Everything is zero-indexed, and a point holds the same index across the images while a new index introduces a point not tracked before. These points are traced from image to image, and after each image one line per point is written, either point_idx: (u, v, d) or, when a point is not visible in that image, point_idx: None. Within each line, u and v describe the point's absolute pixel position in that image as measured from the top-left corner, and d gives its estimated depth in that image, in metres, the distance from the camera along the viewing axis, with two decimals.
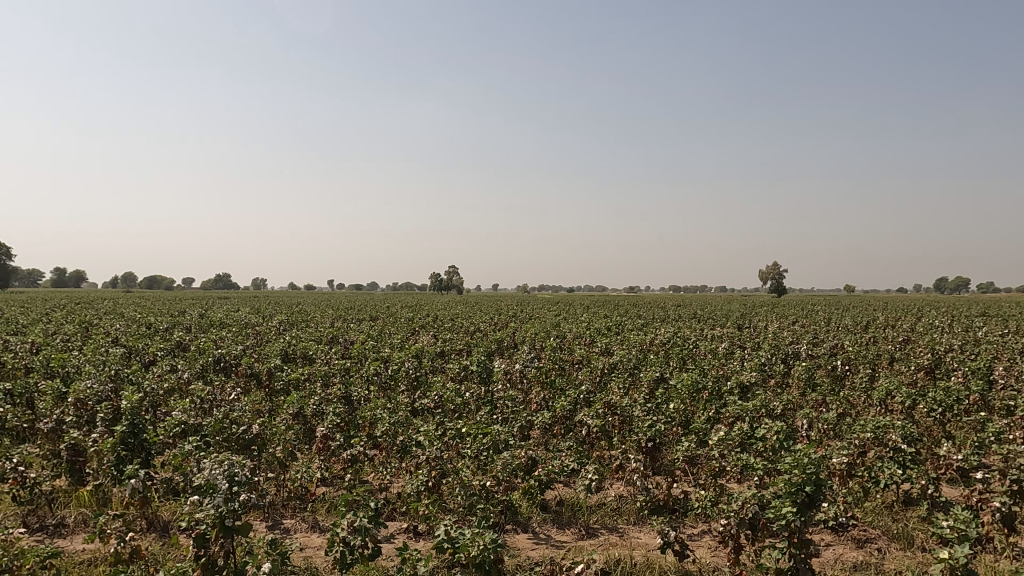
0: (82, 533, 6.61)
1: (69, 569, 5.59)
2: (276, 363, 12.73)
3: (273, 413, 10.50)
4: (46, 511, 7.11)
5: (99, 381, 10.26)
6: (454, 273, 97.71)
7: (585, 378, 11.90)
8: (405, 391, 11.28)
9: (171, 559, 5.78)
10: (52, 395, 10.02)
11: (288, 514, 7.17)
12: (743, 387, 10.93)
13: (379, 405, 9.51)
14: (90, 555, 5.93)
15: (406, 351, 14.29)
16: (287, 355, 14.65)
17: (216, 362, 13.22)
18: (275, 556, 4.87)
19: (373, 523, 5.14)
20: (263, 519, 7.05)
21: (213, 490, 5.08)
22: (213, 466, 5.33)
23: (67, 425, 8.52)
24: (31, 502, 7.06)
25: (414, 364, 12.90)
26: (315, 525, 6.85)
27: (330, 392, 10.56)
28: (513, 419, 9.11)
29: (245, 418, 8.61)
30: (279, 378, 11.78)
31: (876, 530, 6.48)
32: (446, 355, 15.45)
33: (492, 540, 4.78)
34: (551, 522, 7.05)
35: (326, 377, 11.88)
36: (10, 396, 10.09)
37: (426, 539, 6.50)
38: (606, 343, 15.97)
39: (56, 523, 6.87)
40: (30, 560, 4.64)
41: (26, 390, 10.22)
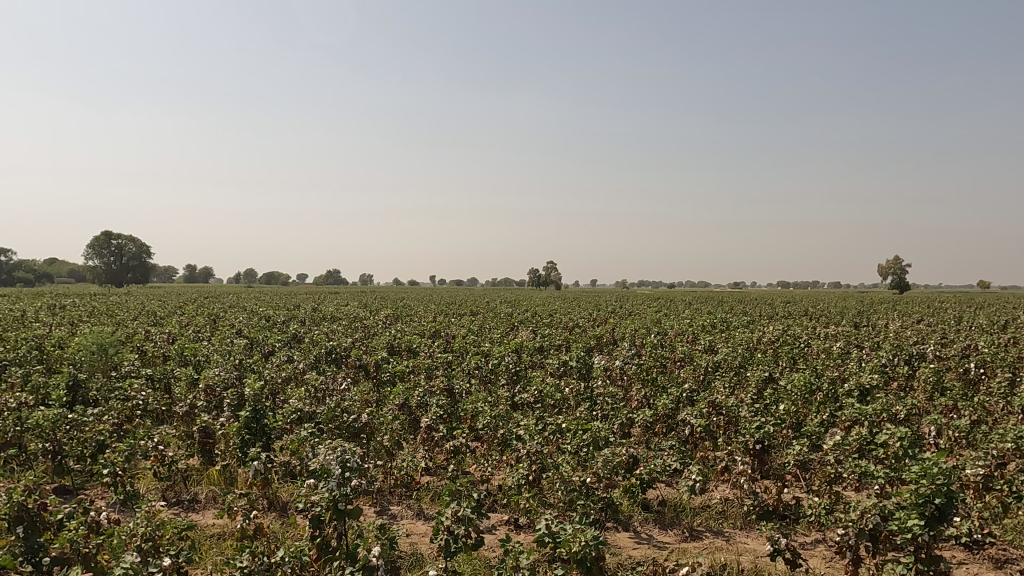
0: (212, 509, 7.18)
1: (201, 541, 6.08)
2: (383, 356, 13.27)
3: (380, 404, 10.96)
4: (181, 487, 7.76)
5: (226, 369, 11.07)
6: (553, 269, 97.80)
7: (688, 376, 11.58)
8: (505, 386, 11.42)
9: (289, 538, 6.16)
10: (186, 380, 10.96)
11: (395, 501, 7.46)
12: (862, 390, 10.21)
13: (480, 398, 9.65)
14: (219, 530, 6.43)
15: (506, 345, 14.43)
16: (393, 349, 15.21)
17: (328, 353, 14.00)
18: (383, 540, 5.05)
19: (476, 514, 5.25)
20: (372, 504, 7.38)
21: (327, 474, 5.37)
22: (326, 451, 5.62)
23: (199, 409, 9.29)
24: (169, 479, 7.75)
25: (514, 358, 13.00)
26: (420, 513, 7.09)
27: (434, 384, 10.83)
28: (613, 416, 9.01)
29: (355, 407, 8.98)
30: (386, 370, 12.25)
31: (1018, 550, 5.89)
32: (544, 350, 15.48)
33: (594, 538, 4.72)
34: (653, 522, 6.92)
35: (430, 371, 12.19)
36: (152, 381, 11.13)
37: (526, 532, 6.58)
38: (710, 341, 15.44)
39: (190, 498, 7.50)
40: (168, 531, 5.10)
41: (164, 375, 11.23)
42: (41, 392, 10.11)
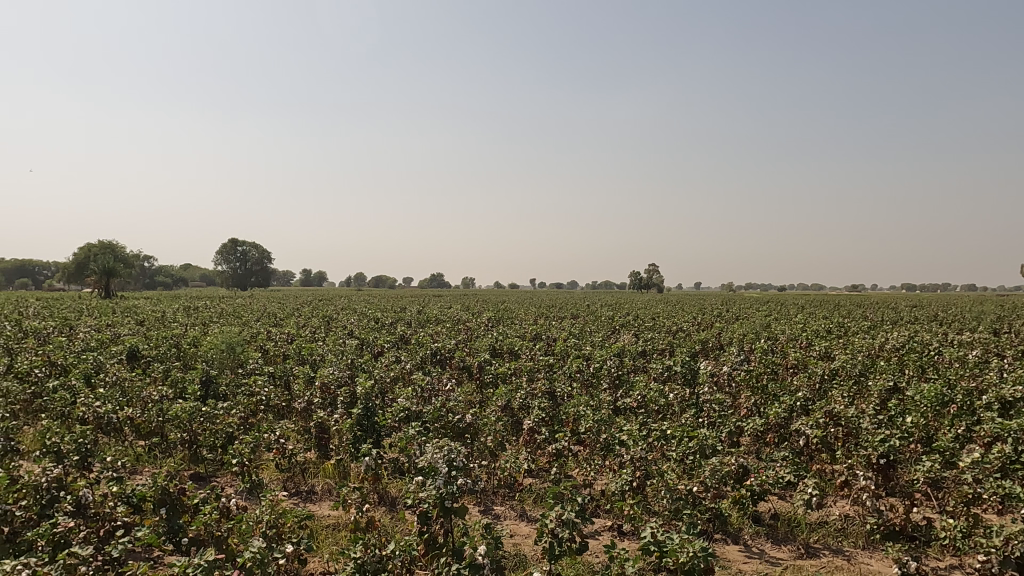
0: (328, 501, 7.57)
1: (318, 531, 6.43)
2: (485, 358, 13.48)
3: (483, 405, 11.16)
4: (299, 479, 8.24)
5: (339, 368, 11.65)
6: (655, 272, 95.87)
7: (802, 384, 10.97)
8: (607, 390, 11.30)
9: (398, 532, 6.40)
10: (304, 378, 11.64)
11: (498, 501, 7.56)
12: (1005, 403, 9.24)
13: (583, 402, 9.58)
14: (334, 521, 6.77)
15: (608, 349, 14.28)
16: (495, 351, 15.43)
17: (433, 354, 14.41)
18: (489, 539, 5.13)
19: (580, 518, 5.23)
20: (476, 503, 7.52)
21: (434, 472, 5.54)
22: (434, 450, 5.80)
23: (315, 405, 9.85)
24: (289, 470, 8.25)
25: (616, 362, 12.82)
26: (523, 514, 7.15)
27: (535, 387, 10.86)
28: (721, 424, 8.68)
29: (459, 408, 9.16)
30: (488, 372, 12.45)
31: None
32: (647, 355, 15.17)
33: (702, 549, 4.57)
34: (765, 536, 6.61)
35: (532, 373, 12.26)
36: (273, 378, 11.91)
37: (630, 539, 6.47)
38: (825, 347, 14.56)
39: (308, 489, 7.94)
40: (290, 519, 5.44)
41: (284, 373, 11.98)
42: (179, 386, 11.07)
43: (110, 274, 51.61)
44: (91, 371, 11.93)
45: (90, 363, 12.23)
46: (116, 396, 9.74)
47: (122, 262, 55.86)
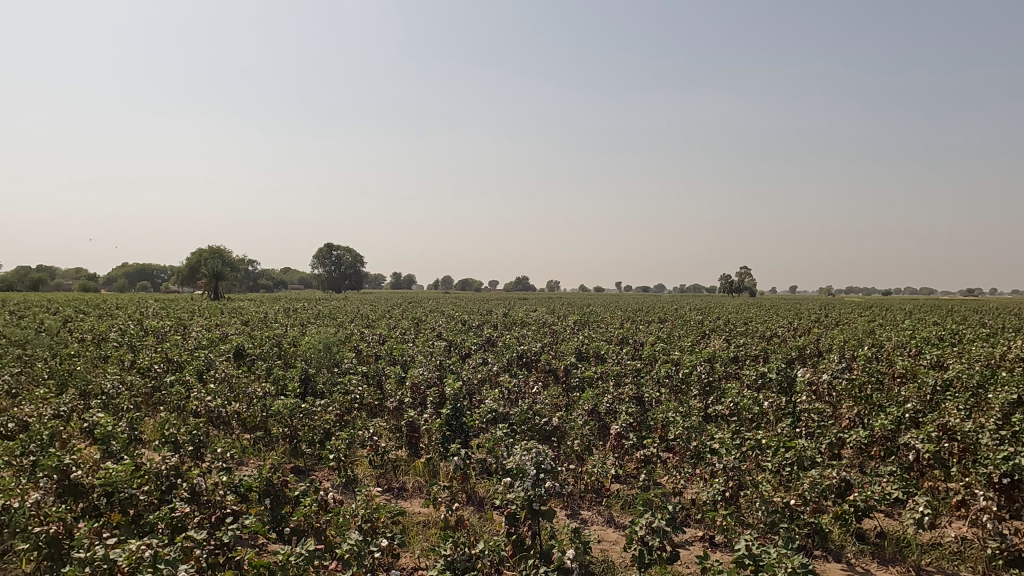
0: (418, 498, 7.77)
1: (410, 527, 6.62)
2: (572, 361, 13.41)
3: (569, 408, 11.11)
4: (391, 475, 8.51)
5: (429, 368, 11.93)
6: (747, 275, 92.61)
7: (911, 395, 10.24)
8: (696, 397, 10.99)
9: (486, 532, 6.47)
10: (395, 378, 12.00)
11: (585, 506, 7.52)
12: None
13: (672, 408, 9.35)
14: (424, 518, 6.94)
15: (698, 354, 13.89)
16: (581, 354, 15.34)
17: (519, 357, 14.48)
18: (577, 544, 5.11)
19: (671, 527, 5.11)
20: (563, 507, 7.50)
21: (523, 474, 5.59)
22: (522, 452, 5.86)
23: (406, 404, 10.14)
24: (382, 467, 8.54)
25: (706, 368, 12.44)
26: (611, 520, 7.07)
27: (623, 391, 10.70)
28: (821, 435, 8.24)
29: (546, 410, 9.14)
30: (575, 376, 12.38)
31: None
32: (739, 360, 14.63)
33: (801, 564, 4.37)
34: (870, 556, 6.24)
35: (619, 378, 12.09)
36: (367, 377, 12.35)
37: (723, 551, 6.28)
38: (938, 355, 13.53)
39: (399, 486, 8.19)
40: (383, 514, 5.62)
41: (377, 372, 12.39)
42: (281, 384, 11.69)
43: (219, 277, 55.31)
44: (203, 367, 12.79)
45: (202, 359, 13.15)
46: (225, 392, 10.41)
47: (229, 265, 59.66)
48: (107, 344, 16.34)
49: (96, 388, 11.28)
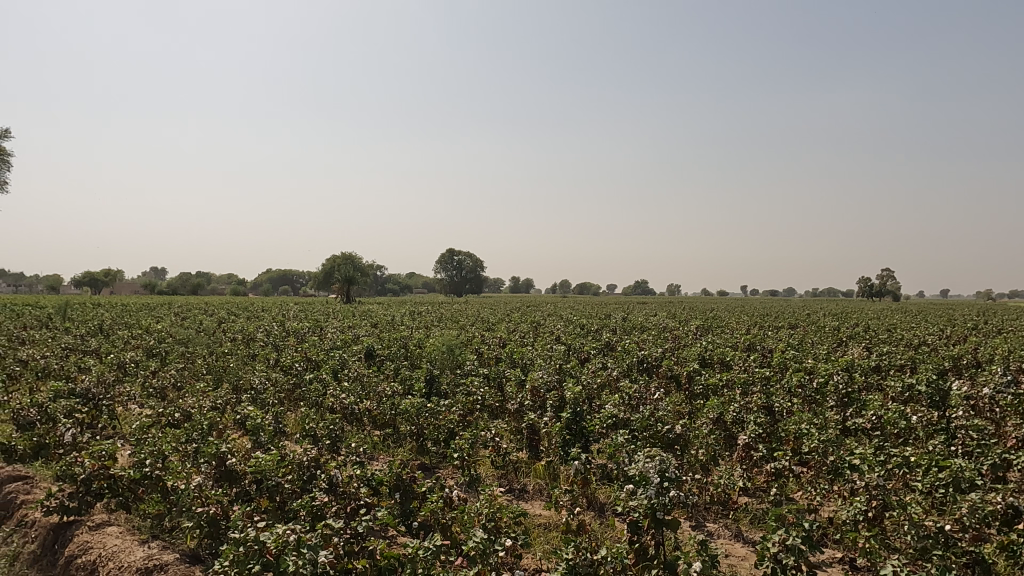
0: (539, 500, 7.85)
1: (532, 529, 6.70)
2: (695, 368, 12.97)
3: (692, 416, 10.76)
4: (513, 476, 8.66)
5: (548, 372, 11.97)
6: (890, 278, 85.38)
7: None
8: (833, 409, 10.26)
9: (608, 539, 6.41)
10: (515, 380, 12.16)
11: (711, 518, 7.26)
12: None
13: (805, 419, 8.79)
14: (546, 520, 7.00)
15: (835, 363, 12.95)
16: (705, 361, 14.79)
17: (639, 362, 14.20)
18: (704, 556, 4.93)
19: (807, 545, 4.80)
20: (687, 518, 7.28)
21: (646, 482, 5.49)
22: (646, 460, 5.75)
23: (527, 407, 10.26)
24: (504, 468, 8.71)
25: (844, 378, 11.57)
26: (739, 534, 6.78)
27: (751, 400, 10.18)
28: (982, 455, 7.41)
29: (669, 418, 8.88)
30: (699, 383, 11.95)
31: None
32: (882, 370, 13.49)
33: None
34: None
35: (746, 386, 11.53)
36: (488, 379, 12.61)
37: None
38: None
39: (521, 488, 8.32)
40: (506, 515, 5.72)
41: (498, 374, 12.62)
42: (408, 384, 12.22)
43: (351, 282, 58.81)
44: (338, 367, 13.63)
45: (337, 359, 14.03)
46: (357, 390, 11.04)
47: (360, 271, 63.18)
48: (255, 343, 17.84)
49: (246, 383, 12.34)
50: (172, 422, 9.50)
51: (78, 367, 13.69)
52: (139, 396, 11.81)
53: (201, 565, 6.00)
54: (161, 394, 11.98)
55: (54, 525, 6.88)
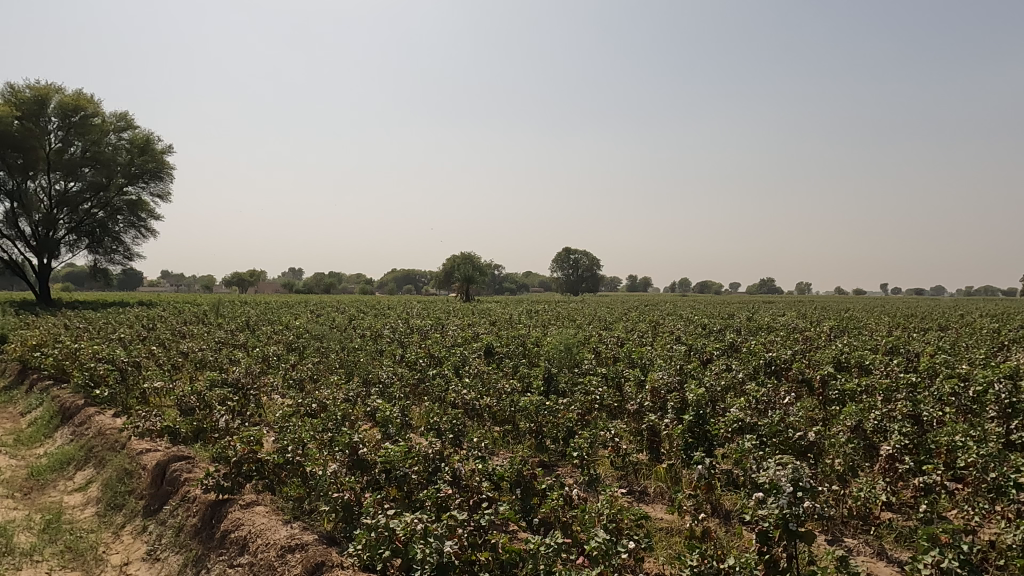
0: (661, 504, 7.70)
1: (654, 532, 6.58)
2: (830, 372, 12.13)
3: (827, 424, 10.08)
4: (633, 478, 8.54)
5: (669, 373, 11.65)
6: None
7: None
8: (994, 420, 9.23)
9: (735, 548, 6.15)
10: (635, 381, 11.94)
11: (849, 533, 6.78)
12: None
13: (961, 431, 7.95)
14: (668, 524, 6.84)
15: (996, 369, 11.62)
16: (840, 364, 13.79)
17: (767, 364, 13.50)
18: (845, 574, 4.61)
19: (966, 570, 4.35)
20: (822, 531, 6.84)
21: (778, 491, 5.21)
22: (777, 467, 5.46)
23: (647, 408, 10.06)
24: (624, 469, 8.62)
25: (1008, 386, 10.35)
26: (882, 552, 6.29)
27: (894, 408, 9.37)
28: None
29: (801, 424, 8.35)
30: (834, 388, 11.17)
31: None
32: None
33: None
34: None
35: (890, 392, 10.63)
36: (606, 378, 12.47)
37: None
38: None
39: (641, 490, 8.20)
40: (627, 517, 5.64)
41: (616, 374, 12.45)
42: (526, 381, 12.36)
43: (470, 281, 60.42)
44: (459, 363, 14.03)
45: (458, 356, 14.46)
46: (478, 387, 11.32)
47: (478, 270, 64.75)
48: (383, 340, 18.77)
49: (375, 377, 13.02)
50: (310, 412, 10.20)
51: (229, 359, 15.04)
52: (281, 387, 12.78)
53: (336, 547, 6.40)
54: (299, 386, 12.90)
55: (211, 502, 7.62)
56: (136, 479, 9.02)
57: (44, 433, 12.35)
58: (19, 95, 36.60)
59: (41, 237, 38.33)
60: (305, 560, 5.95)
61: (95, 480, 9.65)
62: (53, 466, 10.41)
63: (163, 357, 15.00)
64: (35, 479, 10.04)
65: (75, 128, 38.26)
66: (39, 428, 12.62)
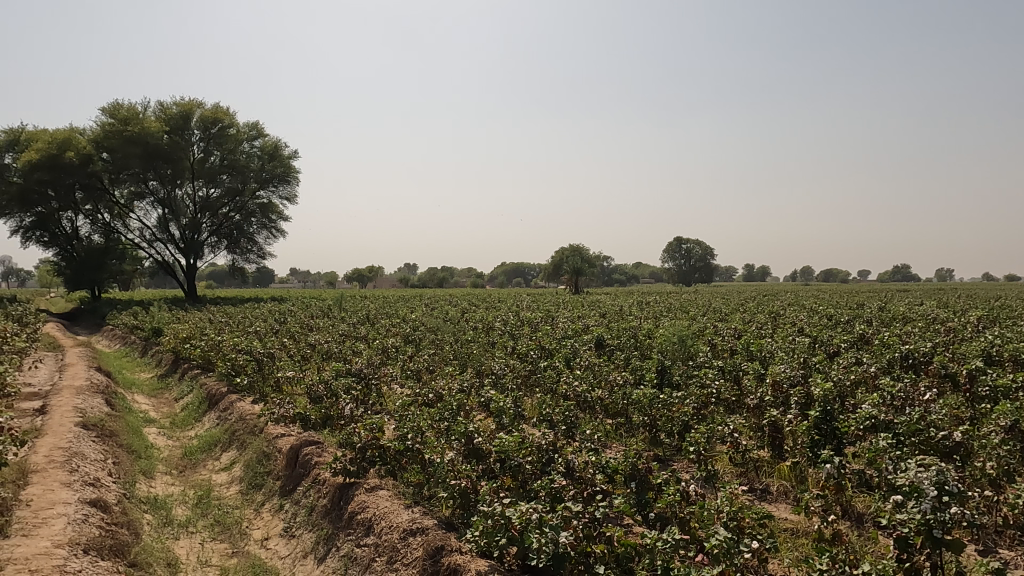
0: (784, 504, 7.40)
1: (778, 533, 6.29)
2: (979, 367, 11.00)
3: (976, 423, 9.17)
4: (754, 476, 8.26)
5: (791, 366, 11.04)
6: None
7: None
8: None
9: (870, 554, 5.75)
10: (754, 375, 11.43)
11: (1004, 544, 6.15)
12: None
13: None
14: (794, 526, 6.52)
15: None
16: (991, 358, 12.48)
17: (903, 358, 12.47)
18: None
19: None
20: (972, 541, 6.26)
21: (919, 494, 4.81)
22: (918, 468, 5.03)
23: (767, 404, 9.60)
24: (743, 466, 8.36)
25: None
26: None
27: None
28: None
29: (945, 423, 7.65)
30: (984, 385, 10.13)
31: None
32: None
33: None
34: None
35: None
36: (723, 372, 12.02)
37: None
38: None
39: (763, 488, 7.95)
40: (748, 516, 5.42)
41: (734, 368, 11.97)
42: (639, 374, 12.15)
43: (579, 273, 60.19)
44: (570, 355, 14.04)
45: (569, 348, 14.47)
46: (590, 379, 11.27)
47: (587, 262, 64.57)
48: (494, 332, 19.12)
49: (488, 368, 13.30)
50: (427, 402, 10.58)
51: (351, 351, 15.91)
52: (399, 377, 13.36)
53: (454, 533, 6.60)
54: (416, 376, 13.42)
55: (340, 484, 8.10)
56: (273, 461, 9.75)
57: (194, 417, 13.65)
58: (167, 112, 40.47)
59: (188, 240, 42.22)
60: (426, 544, 6.18)
61: (238, 461, 10.54)
62: (202, 447, 11.49)
63: (294, 349, 16.11)
64: (188, 459, 11.12)
65: (214, 139, 41.82)
66: (190, 412, 13.96)
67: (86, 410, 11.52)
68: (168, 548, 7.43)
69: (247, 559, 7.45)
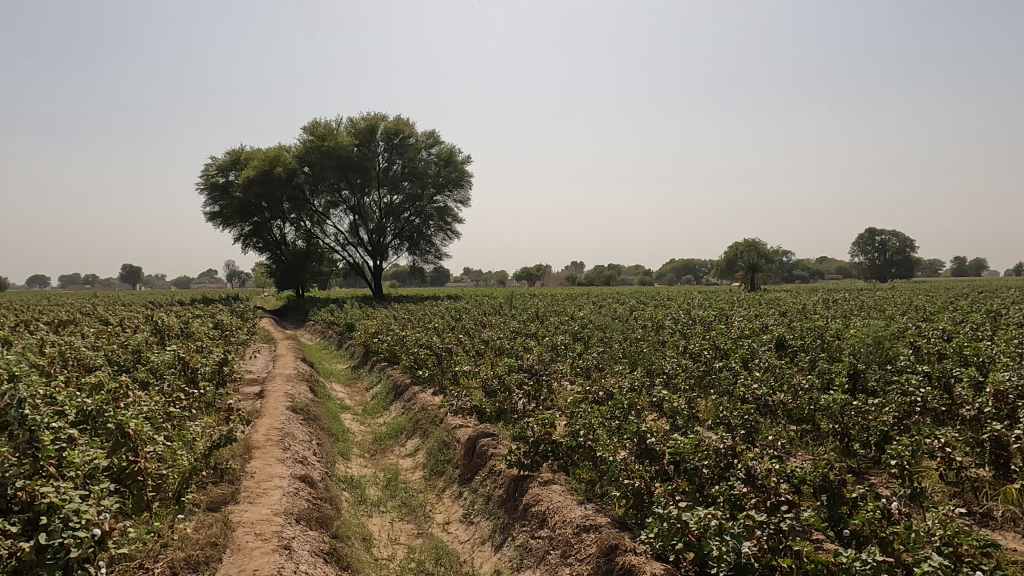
0: (1013, 533, 6.54)
1: (1005, 564, 5.47)
2: None
3: None
4: (972, 498, 7.35)
5: (1018, 373, 9.48)
6: None
7: None
8: None
9: None
10: (969, 381, 9.98)
11: None
12: None
13: None
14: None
15: None
16: None
17: None
18: None
19: None
20: None
21: None
22: None
23: (987, 415, 8.34)
24: (958, 486, 7.46)
25: None
26: None
27: None
28: None
29: None
30: None
31: None
32: None
33: None
34: None
35: None
36: (929, 378, 10.67)
37: None
38: None
39: (984, 512, 7.07)
40: (965, 542, 4.74)
41: (943, 374, 10.56)
42: (827, 378, 11.17)
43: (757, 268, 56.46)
44: (748, 356, 13.28)
45: (746, 348, 13.69)
46: (770, 381, 10.57)
47: (765, 257, 60.55)
48: (665, 331, 18.61)
49: (658, 368, 12.99)
50: (597, 399, 10.57)
51: (522, 347, 16.34)
52: (569, 374, 13.47)
53: (629, 533, 6.54)
54: (586, 373, 13.45)
55: (514, 476, 8.36)
56: (452, 450, 10.31)
57: (383, 406, 14.86)
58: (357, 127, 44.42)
59: (375, 243, 46.04)
60: (600, 542, 6.18)
61: (421, 449, 11.29)
62: (390, 433, 12.46)
63: (469, 345, 16.89)
64: (378, 444, 12.13)
65: (397, 149, 45.15)
66: (379, 401, 15.20)
67: (294, 395, 13.01)
68: (363, 524, 8.18)
69: (431, 540, 7.96)
